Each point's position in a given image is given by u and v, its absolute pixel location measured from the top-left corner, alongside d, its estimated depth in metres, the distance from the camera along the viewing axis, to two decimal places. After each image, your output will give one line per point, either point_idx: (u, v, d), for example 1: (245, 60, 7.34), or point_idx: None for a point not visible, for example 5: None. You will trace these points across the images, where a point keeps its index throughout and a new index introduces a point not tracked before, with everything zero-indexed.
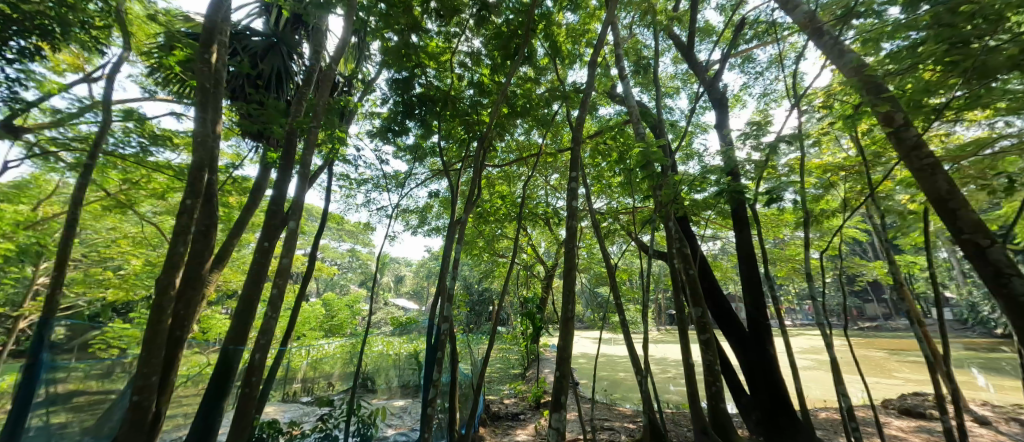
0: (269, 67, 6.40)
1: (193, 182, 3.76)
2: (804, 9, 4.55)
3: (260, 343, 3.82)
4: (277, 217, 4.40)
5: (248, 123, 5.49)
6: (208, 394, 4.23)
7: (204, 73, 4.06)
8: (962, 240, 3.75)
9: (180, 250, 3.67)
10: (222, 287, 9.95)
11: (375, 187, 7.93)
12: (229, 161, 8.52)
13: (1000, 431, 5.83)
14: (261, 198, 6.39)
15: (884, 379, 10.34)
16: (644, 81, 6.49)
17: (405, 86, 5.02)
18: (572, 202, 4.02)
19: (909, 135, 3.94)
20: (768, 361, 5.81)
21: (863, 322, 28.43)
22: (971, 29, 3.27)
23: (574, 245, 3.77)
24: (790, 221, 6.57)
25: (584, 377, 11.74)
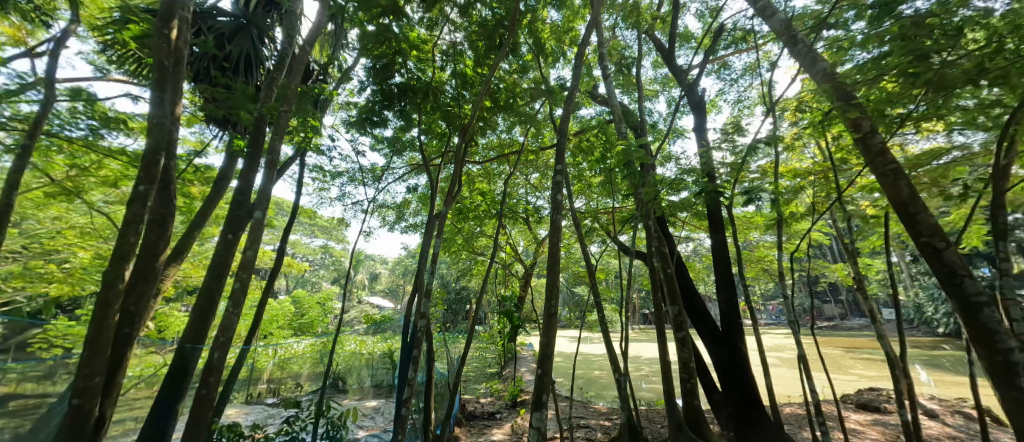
0: (237, 49, 6.01)
1: (148, 167, 3.32)
2: (780, 18, 4.64)
3: (220, 342, 3.55)
4: (241, 209, 4.24)
5: (212, 107, 5.10)
6: (161, 395, 3.96)
7: (161, 48, 3.53)
8: (921, 242, 3.87)
9: (131, 241, 3.30)
10: (182, 282, 9.43)
11: (349, 181, 7.70)
12: (191, 149, 8.07)
13: (948, 424, 6.16)
14: (226, 189, 6.06)
15: (842, 376, 10.84)
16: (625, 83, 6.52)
17: (383, 75, 4.85)
18: (557, 196, 3.98)
19: (875, 141, 4.01)
20: (740, 358, 5.91)
21: (822, 322, 29.84)
22: (932, 43, 3.40)
23: (557, 239, 3.74)
24: (762, 224, 6.76)
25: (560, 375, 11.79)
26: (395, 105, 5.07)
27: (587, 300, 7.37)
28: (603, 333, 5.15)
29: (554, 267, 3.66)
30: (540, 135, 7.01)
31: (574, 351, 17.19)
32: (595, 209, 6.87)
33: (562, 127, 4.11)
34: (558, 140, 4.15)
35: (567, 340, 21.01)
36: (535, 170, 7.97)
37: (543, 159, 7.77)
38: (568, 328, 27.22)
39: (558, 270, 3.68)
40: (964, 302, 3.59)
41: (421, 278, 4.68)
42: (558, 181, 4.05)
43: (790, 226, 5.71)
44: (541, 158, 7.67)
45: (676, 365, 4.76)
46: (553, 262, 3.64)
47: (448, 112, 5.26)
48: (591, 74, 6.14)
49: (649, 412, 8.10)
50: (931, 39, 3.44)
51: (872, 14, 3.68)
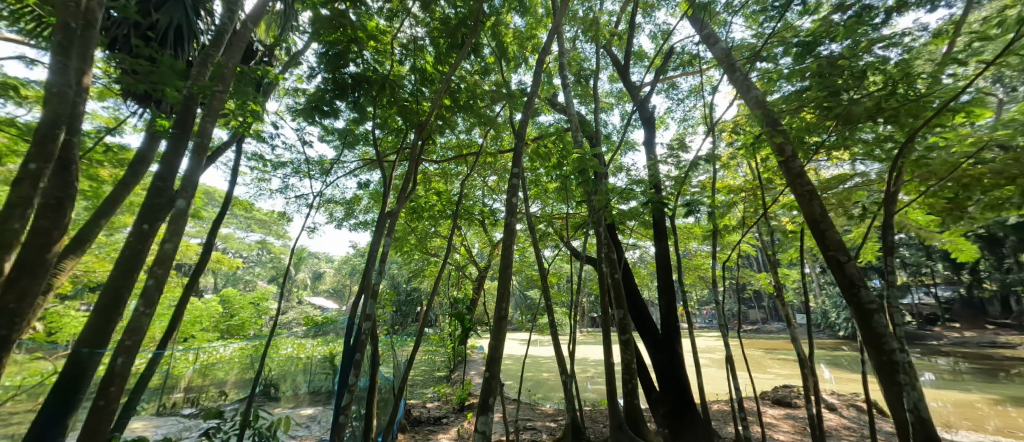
0: (165, 18, 5.64)
1: (43, 144, 2.89)
2: (722, 46, 5.33)
3: (127, 345, 2.91)
4: (162, 198, 3.32)
5: (130, 84, 4.46)
6: (44, 409, 3.10)
7: (68, 9, 3.02)
8: (828, 255, 4.56)
9: (14, 227, 2.90)
10: (85, 277, 8.43)
11: (292, 173, 7.34)
12: (102, 125, 7.27)
13: (844, 416, 7.04)
14: (146, 176, 5.55)
15: (762, 375, 11.98)
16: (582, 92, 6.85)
17: (336, 64, 4.69)
18: (513, 199, 4.14)
19: (795, 165, 4.68)
20: (676, 359, 6.39)
21: (746, 325, 32.58)
22: (844, 82, 3.97)
23: (512, 242, 3.85)
24: (699, 234, 7.36)
25: (509, 378, 12.02)
26: (348, 95, 4.88)
27: (539, 303, 7.59)
28: (551, 334, 5.31)
29: (505, 272, 3.75)
30: (499, 138, 7.17)
31: (522, 355, 17.51)
32: (551, 215, 7.06)
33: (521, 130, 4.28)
34: (517, 143, 4.31)
35: (515, 343, 21.32)
36: (493, 172, 8.11)
37: (501, 162, 7.94)
38: (517, 331, 27.62)
39: (511, 272, 3.83)
40: (858, 309, 4.23)
41: (370, 278, 4.65)
42: (514, 186, 4.20)
43: (725, 235, 6.23)
44: (498, 161, 7.82)
45: (619, 367, 5.07)
46: (506, 265, 3.77)
47: (402, 106, 5.09)
48: (550, 83, 6.40)
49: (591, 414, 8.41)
50: (844, 78, 4.00)
51: (796, 52, 4.28)
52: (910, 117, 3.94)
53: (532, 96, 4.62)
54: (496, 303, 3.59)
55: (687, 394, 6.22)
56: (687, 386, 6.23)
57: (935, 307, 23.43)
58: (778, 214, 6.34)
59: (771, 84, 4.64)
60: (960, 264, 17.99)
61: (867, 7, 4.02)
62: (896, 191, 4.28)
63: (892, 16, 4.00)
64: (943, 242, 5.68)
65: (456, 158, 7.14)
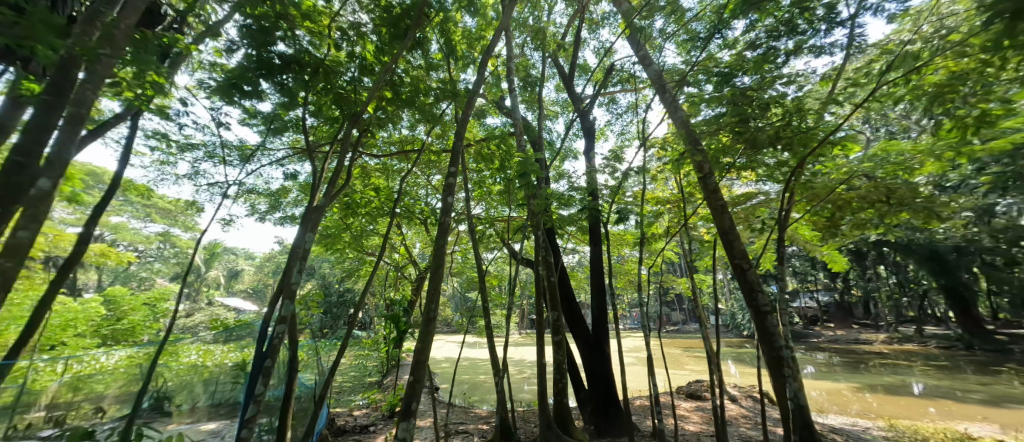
0: None
1: None
2: (655, 68, 5.72)
3: None
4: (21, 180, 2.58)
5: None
6: None
7: None
8: (735, 262, 5.11)
9: None
10: None
11: (206, 158, 6.16)
12: None
13: (744, 407, 7.92)
14: None
15: (678, 372, 13.03)
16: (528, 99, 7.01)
17: (258, 36, 3.63)
18: (447, 201, 3.97)
19: (711, 181, 5.30)
20: (604, 359, 6.78)
21: (665, 327, 35.05)
22: (753, 110, 4.56)
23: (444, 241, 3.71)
24: (630, 241, 7.88)
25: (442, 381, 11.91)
26: (275, 76, 3.87)
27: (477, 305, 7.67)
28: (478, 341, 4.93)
29: (435, 276, 3.53)
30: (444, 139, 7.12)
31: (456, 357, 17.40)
32: (493, 217, 7.04)
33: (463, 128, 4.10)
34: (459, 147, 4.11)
35: (451, 346, 21.15)
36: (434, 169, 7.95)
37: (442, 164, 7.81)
38: (453, 335, 27.44)
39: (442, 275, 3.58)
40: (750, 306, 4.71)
41: (291, 278, 3.86)
42: (447, 189, 3.97)
43: (653, 243, 6.70)
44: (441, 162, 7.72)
45: (551, 367, 5.30)
46: (435, 267, 3.53)
47: (336, 95, 4.07)
48: (497, 86, 6.47)
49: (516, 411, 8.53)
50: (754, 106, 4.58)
51: (719, 78, 4.84)
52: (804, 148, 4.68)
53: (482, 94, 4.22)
54: (428, 298, 3.46)
55: (612, 391, 6.65)
56: (613, 383, 6.65)
57: (821, 310, 26.84)
58: (699, 225, 6.96)
59: (694, 107, 5.09)
60: (839, 273, 20.84)
61: (774, 46, 4.62)
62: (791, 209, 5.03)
63: (791, 58, 4.62)
64: (825, 255, 6.63)
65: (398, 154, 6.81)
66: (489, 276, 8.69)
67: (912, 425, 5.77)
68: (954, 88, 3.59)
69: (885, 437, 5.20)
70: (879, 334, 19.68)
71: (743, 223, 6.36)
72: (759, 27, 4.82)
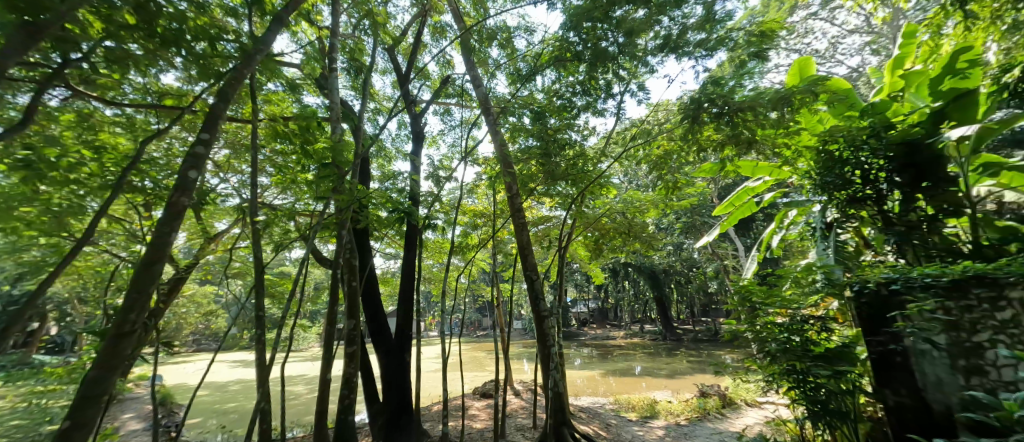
0: None
1: None
2: (482, 90, 5.22)
3: None
4: None
5: None
6: None
7: None
8: (526, 272, 5.36)
9: None
10: None
11: None
12: None
13: (525, 389, 9.30)
14: None
15: (476, 372, 14.13)
16: (353, 88, 6.02)
17: None
18: (188, 169, 2.15)
19: (516, 202, 5.29)
20: (405, 367, 5.75)
21: (464, 329, 36.96)
22: (554, 147, 4.78)
23: (174, 228, 2.05)
24: (448, 252, 7.46)
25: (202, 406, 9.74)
26: None
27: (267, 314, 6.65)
28: (262, 379, 2.66)
29: (143, 276, 1.96)
30: (241, 110, 3.72)
31: (222, 376, 14.53)
32: (296, 213, 3.98)
33: (252, 104, 2.89)
34: (214, 102, 2.25)
35: (219, 365, 17.60)
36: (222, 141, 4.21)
37: (238, 139, 4.21)
38: (220, 350, 22.78)
39: (162, 273, 2.03)
40: (536, 313, 5.21)
41: None
42: (189, 159, 2.15)
43: (467, 254, 7.04)
44: (238, 140, 4.20)
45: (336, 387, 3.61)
46: (144, 262, 1.95)
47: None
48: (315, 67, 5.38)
49: (295, 424, 7.74)
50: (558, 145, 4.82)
51: (532, 115, 4.68)
52: (583, 184, 5.29)
53: (262, 43, 2.37)
54: (121, 308, 1.88)
55: (408, 400, 5.60)
56: (410, 389, 5.62)
57: (585, 315, 32.57)
58: (507, 240, 7.60)
59: (517, 134, 4.92)
60: (601, 285, 25.68)
61: (569, 102, 4.69)
62: (571, 234, 6.13)
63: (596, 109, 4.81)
64: (592, 271, 8.35)
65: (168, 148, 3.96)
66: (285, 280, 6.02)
67: (626, 397, 7.83)
68: (665, 157, 5.16)
69: (611, 410, 7.00)
70: (621, 332, 25.24)
71: (542, 242, 7.30)
72: (562, 83, 4.83)
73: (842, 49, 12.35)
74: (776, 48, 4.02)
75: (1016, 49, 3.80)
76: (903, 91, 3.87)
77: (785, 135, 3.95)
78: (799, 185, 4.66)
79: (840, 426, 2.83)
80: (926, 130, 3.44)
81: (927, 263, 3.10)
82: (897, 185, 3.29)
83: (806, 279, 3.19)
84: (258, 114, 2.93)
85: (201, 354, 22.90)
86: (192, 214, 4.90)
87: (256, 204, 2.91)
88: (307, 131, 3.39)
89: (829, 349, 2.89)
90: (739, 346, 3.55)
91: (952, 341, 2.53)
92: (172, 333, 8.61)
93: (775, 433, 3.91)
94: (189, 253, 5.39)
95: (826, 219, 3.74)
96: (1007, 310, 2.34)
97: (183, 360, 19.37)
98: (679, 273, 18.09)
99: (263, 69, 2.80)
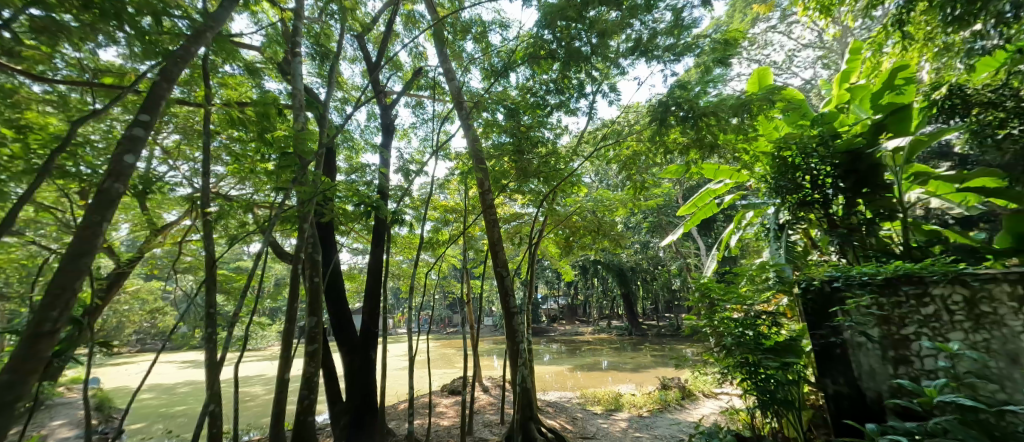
0: None
1: None
2: (455, 83, 5.17)
3: None
4: None
5: None
6: None
7: None
8: (497, 270, 5.37)
9: None
10: None
11: None
12: None
13: (494, 385, 9.37)
14: None
15: (445, 369, 14.10)
16: (320, 76, 5.85)
17: None
18: (122, 153, 1.82)
19: (489, 197, 5.28)
20: (370, 364, 5.66)
21: (433, 326, 36.63)
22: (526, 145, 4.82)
23: (106, 218, 1.75)
24: (418, 247, 7.39)
25: (149, 410, 9.21)
26: None
27: (223, 310, 6.37)
28: (212, 383, 2.53)
29: (68, 271, 1.64)
30: (194, 91, 3.56)
31: (170, 379, 13.72)
32: (257, 203, 3.86)
33: (205, 87, 2.79)
34: (156, 80, 1.96)
35: (167, 366, 16.65)
36: (171, 126, 3.95)
37: (190, 124, 3.99)
38: (168, 350, 21.52)
39: (91, 266, 1.74)
40: (506, 310, 5.22)
41: None
42: (123, 141, 1.83)
43: (437, 250, 7.03)
44: (190, 125, 3.99)
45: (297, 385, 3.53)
46: (69, 256, 1.63)
47: None
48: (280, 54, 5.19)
49: (252, 426, 7.49)
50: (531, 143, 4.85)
51: (505, 112, 4.74)
52: (555, 182, 5.36)
53: (213, 20, 2.18)
54: (40, 306, 1.57)
55: (372, 399, 5.56)
56: (373, 389, 5.56)
57: (555, 312, 33.02)
58: (477, 236, 7.61)
59: (492, 130, 4.93)
60: (571, 283, 26.05)
61: (542, 101, 4.82)
62: (544, 231, 6.17)
63: (568, 108, 4.88)
64: (562, 268, 8.50)
65: (101, 130, 3.51)
66: (242, 275, 5.80)
67: (592, 391, 8.05)
68: (634, 158, 5.32)
69: (578, 404, 7.19)
70: (589, 328, 25.78)
71: (513, 239, 7.35)
72: (535, 80, 4.90)
73: (797, 61, 13.08)
74: (738, 56, 4.22)
75: (946, 68, 4.17)
76: (847, 103, 4.18)
77: (744, 140, 4.18)
78: (756, 189, 4.92)
79: (785, 413, 3.03)
80: (868, 139, 3.70)
81: (865, 261, 3.39)
82: (842, 190, 3.52)
83: (759, 277, 3.40)
84: (208, 99, 2.85)
85: (147, 355, 21.53)
86: (139, 205, 4.64)
87: (208, 193, 2.81)
88: (266, 118, 3.29)
89: (778, 342, 3.08)
90: (697, 341, 3.70)
91: (884, 334, 2.81)
92: (114, 333, 8.12)
93: (726, 422, 4.13)
94: (134, 246, 5.09)
95: (779, 220, 4.00)
96: (930, 306, 2.67)
97: (125, 362, 18.10)
98: (645, 271, 18.60)
99: (217, 50, 2.68)
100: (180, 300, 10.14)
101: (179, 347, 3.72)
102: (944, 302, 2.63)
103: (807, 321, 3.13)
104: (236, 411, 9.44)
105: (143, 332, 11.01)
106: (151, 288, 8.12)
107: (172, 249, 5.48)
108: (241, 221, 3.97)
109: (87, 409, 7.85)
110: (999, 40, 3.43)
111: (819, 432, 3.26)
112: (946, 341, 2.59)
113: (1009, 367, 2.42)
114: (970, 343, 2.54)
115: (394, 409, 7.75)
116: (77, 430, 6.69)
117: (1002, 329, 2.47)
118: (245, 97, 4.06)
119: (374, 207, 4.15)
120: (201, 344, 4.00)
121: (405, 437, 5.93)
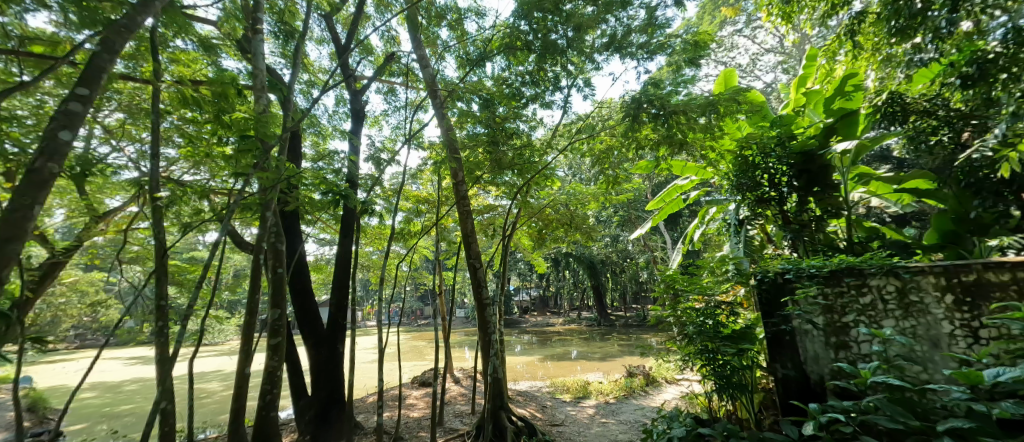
0: None
1: None
2: (429, 71, 5.11)
3: None
4: None
5: None
6: None
7: None
8: (470, 261, 5.36)
9: None
10: None
11: None
12: None
13: (464, 376, 9.41)
14: None
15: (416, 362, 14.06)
16: (286, 55, 5.64)
17: None
18: (56, 130, 1.74)
19: (462, 188, 5.24)
20: (336, 359, 5.57)
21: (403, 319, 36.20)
22: (500, 137, 4.81)
23: (41, 199, 1.70)
24: (389, 238, 7.27)
25: (90, 410, 8.77)
26: None
27: (175, 301, 6.11)
28: (163, 379, 2.46)
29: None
30: (141, 66, 3.38)
31: (115, 376, 13.02)
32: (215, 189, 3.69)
33: (153, 61, 2.66)
34: (95, 51, 1.88)
35: (113, 364, 15.79)
36: (115, 103, 3.75)
37: (135, 102, 3.81)
38: (114, 347, 20.37)
39: (20, 254, 1.67)
40: (478, 301, 5.22)
41: None
42: (59, 117, 1.74)
43: (407, 241, 6.96)
44: (136, 103, 3.80)
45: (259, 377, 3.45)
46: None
47: None
48: None
49: (207, 424, 7.33)
50: (503, 136, 4.83)
51: (479, 102, 4.72)
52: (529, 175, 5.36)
53: None
54: None
55: (338, 393, 5.51)
56: (341, 382, 5.52)
57: (528, 303, 33.40)
58: (450, 228, 7.56)
59: (466, 120, 4.89)
60: (543, 275, 26.26)
61: (517, 92, 4.82)
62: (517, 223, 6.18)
63: (538, 99, 4.88)
64: (535, 260, 8.55)
65: (31, 104, 3.27)
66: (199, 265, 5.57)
67: (562, 381, 8.22)
68: (607, 153, 5.39)
69: (547, 393, 7.36)
70: (560, 319, 26.11)
71: (486, 232, 7.30)
72: (511, 71, 4.93)
73: (761, 64, 13.62)
74: (706, 57, 4.36)
75: (889, 77, 4.38)
76: (804, 106, 4.41)
77: (711, 138, 4.34)
78: (719, 185, 5.12)
79: (738, 396, 3.23)
80: (820, 141, 3.93)
81: (814, 255, 3.62)
82: (795, 189, 3.76)
83: (720, 270, 3.58)
84: (157, 74, 2.71)
85: (90, 352, 20.33)
86: (77, 189, 4.40)
87: (156, 180, 2.70)
88: (225, 99, 3.15)
89: (733, 330, 3.26)
90: (658, 330, 3.84)
91: (827, 322, 3.04)
92: (50, 328, 7.68)
93: (686, 405, 4.35)
94: (71, 234, 4.81)
95: (739, 215, 4.21)
96: (868, 295, 2.91)
97: (65, 360, 17.00)
98: (615, 264, 19.02)
99: (168, 22, 2.59)
100: (126, 292, 9.62)
101: (124, 343, 3.58)
102: (880, 292, 2.88)
103: (761, 310, 3.34)
104: (190, 409, 9.16)
105: (82, 327, 10.44)
106: (92, 279, 7.68)
107: (115, 238, 5.21)
108: (196, 210, 3.81)
109: (17, 411, 7.46)
110: (935, 53, 3.70)
111: (769, 413, 3.48)
112: (879, 327, 2.85)
113: (930, 350, 2.69)
114: (900, 329, 2.79)
115: (362, 401, 7.68)
116: (7, 432, 6.32)
117: (927, 316, 2.72)
118: (199, 74, 3.86)
119: (342, 196, 4.05)
120: (151, 338, 3.84)
121: (372, 430, 5.92)
